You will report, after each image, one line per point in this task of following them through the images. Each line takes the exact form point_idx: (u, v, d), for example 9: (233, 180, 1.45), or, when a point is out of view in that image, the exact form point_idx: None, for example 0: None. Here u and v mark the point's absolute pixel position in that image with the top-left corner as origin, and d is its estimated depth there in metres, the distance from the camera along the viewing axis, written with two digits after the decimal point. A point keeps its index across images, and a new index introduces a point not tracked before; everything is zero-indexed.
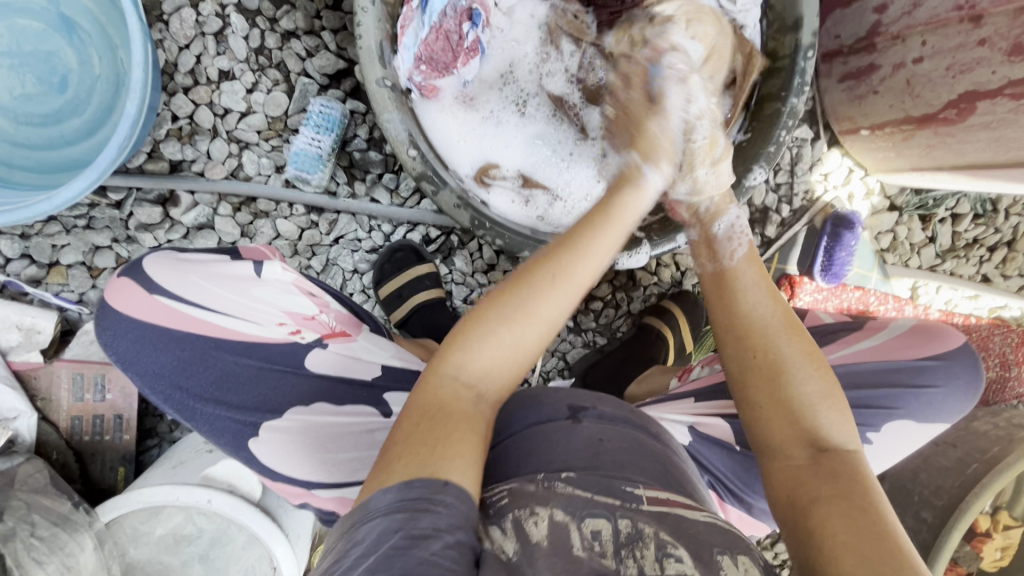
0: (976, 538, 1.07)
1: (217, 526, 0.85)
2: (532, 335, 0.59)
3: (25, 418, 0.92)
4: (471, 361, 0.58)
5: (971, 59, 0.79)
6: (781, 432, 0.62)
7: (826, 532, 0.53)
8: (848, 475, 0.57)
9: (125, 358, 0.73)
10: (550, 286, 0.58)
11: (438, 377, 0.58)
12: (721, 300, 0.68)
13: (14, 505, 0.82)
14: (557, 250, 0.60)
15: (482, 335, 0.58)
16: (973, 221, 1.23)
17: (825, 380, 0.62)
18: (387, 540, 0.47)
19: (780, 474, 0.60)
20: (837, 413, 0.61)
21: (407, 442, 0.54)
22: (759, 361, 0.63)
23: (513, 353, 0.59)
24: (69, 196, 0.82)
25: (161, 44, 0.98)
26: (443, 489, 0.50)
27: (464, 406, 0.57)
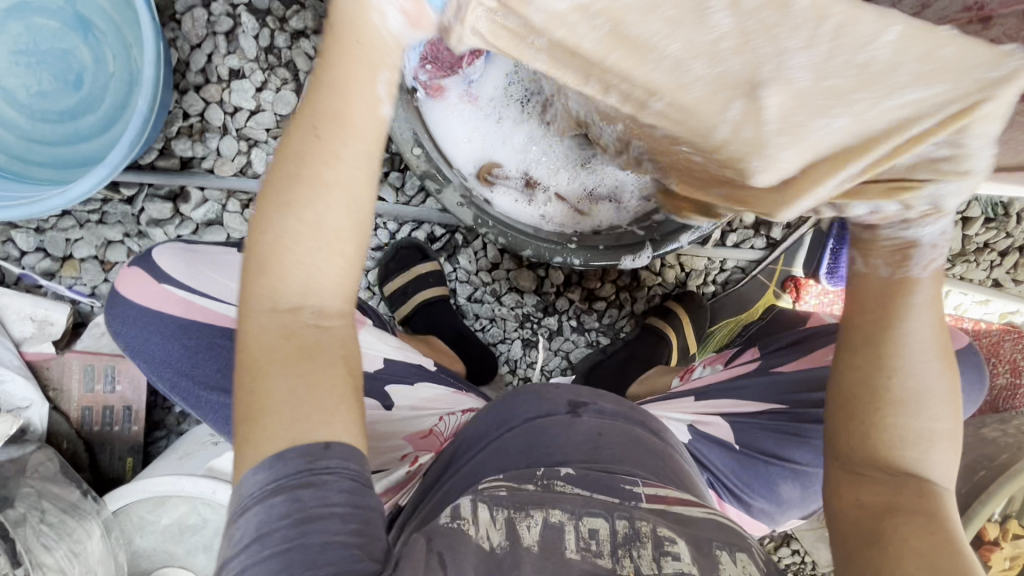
0: (984, 547, 1.05)
1: (221, 516, 0.86)
2: (331, 215, 0.48)
3: (37, 407, 0.94)
4: (280, 283, 0.49)
5: None
6: (892, 451, 0.60)
7: (897, 551, 0.55)
8: (934, 505, 0.58)
9: (133, 346, 0.75)
10: (318, 147, 0.47)
11: (254, 320, 0.50)
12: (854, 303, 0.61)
13: (25, 491, 0.83)
14: (302, 110, 0.48)
15: (271, 247, 0.49)
16: (984, 225, 1.21)
17: (949, 423, 0.60)
18: (288, 522, 0.45)
19: (864, 487, 0.60)
20: (945, 450, 0.60)
21: (259, 403, 0.47)
22: (887, 390, 0.59)
23: (320, 241, 0.48)
24: (82, 190, 0.84)
25: (173, 43, 1.00)
26: (325, 454, 0.46)
27: (300, 336, 0.49)
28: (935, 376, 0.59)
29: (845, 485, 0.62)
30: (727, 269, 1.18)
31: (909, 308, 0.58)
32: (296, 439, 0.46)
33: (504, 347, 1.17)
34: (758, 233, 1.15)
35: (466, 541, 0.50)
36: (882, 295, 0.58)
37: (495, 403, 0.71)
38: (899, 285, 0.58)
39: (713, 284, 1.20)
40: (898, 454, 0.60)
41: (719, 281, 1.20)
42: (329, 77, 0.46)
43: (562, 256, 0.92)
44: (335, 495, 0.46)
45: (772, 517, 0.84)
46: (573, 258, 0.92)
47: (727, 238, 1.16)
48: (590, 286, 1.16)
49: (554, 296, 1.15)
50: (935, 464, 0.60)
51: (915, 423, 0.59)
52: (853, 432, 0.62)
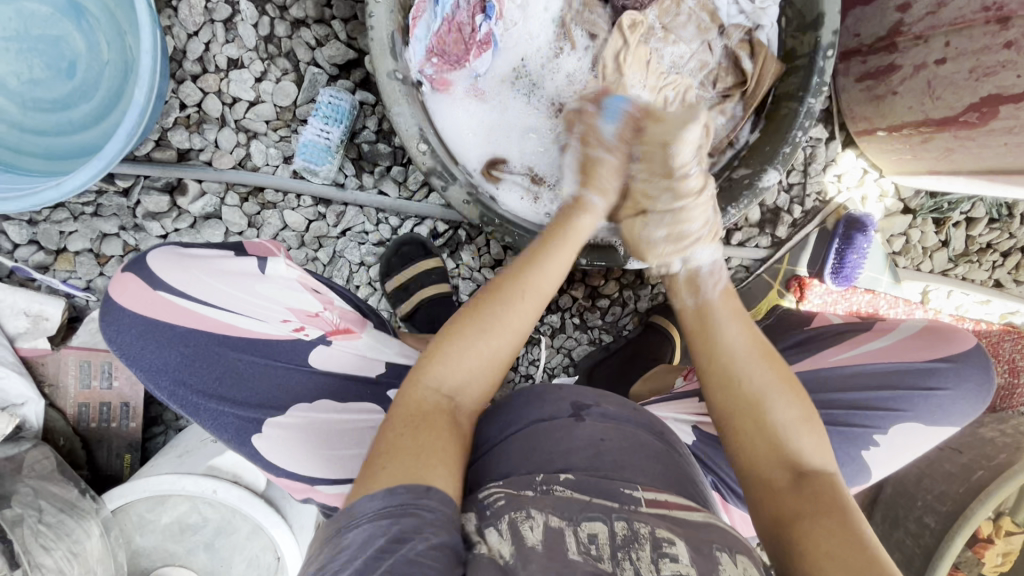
0: (978, 544, 1.06)
1: (222, 516, 0.85)
2: (505, 349, 0.63)
3: (33, 405, 0.92)
4: (450, 374, 0.61)
5: (995, 62, 0.78)
6: (774, 452, 0.62)
7: (815, 548, 0.53)
8: (832, 497, 0.58)
9: (126, 352, 0.71)
10: (520, 302, 0.64)
11: (417, 387, 0.60)
12: (698, 339, 0.69)
13: (20, 491, 0.83)
14: (514, 273, 0.66)
15: (456, 347, 0.61)
16: (988, 226, 1.20)
17: (800, 408, 0.64)
18: (386, 540, 0.48)
19: (772, 499, 0.59)
20: (815, 436, 0.63)
21: (394, 449, 0.54)
22: (739, 396, 0.64)
23: (487, 365, 0.63)
24: (76, 183, 0.81)
25: (169, 31, 0.97)
26: (426, 494, 0.51)
27: (444, 412, 0.60)
28: (764, 371, 0.65)
29: (758, 505, 0.60)
30: (731, 266, 1.18)
31: (714, 320, 0.69)
32: (409, 478, 0.51)
33: None
34: (762, 232, 1.15)
35: (480, 560, 0.49)
36: (701, 327, 0.69)
37: (497, 407, 0.70)
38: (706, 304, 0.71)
39: None
40: (784, 456, 0.62)
41: None
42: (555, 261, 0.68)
43: None
44: (429, 526, 0.49)
45: None
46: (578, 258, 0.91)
47: (733, 237, 1.15)
48: (593, 284, 1.15)
49: (557, 293, 1.15)
50: (813, 455, 0.62)
51: (767, 420, 0.63)
52: (742, 440, 0.63)
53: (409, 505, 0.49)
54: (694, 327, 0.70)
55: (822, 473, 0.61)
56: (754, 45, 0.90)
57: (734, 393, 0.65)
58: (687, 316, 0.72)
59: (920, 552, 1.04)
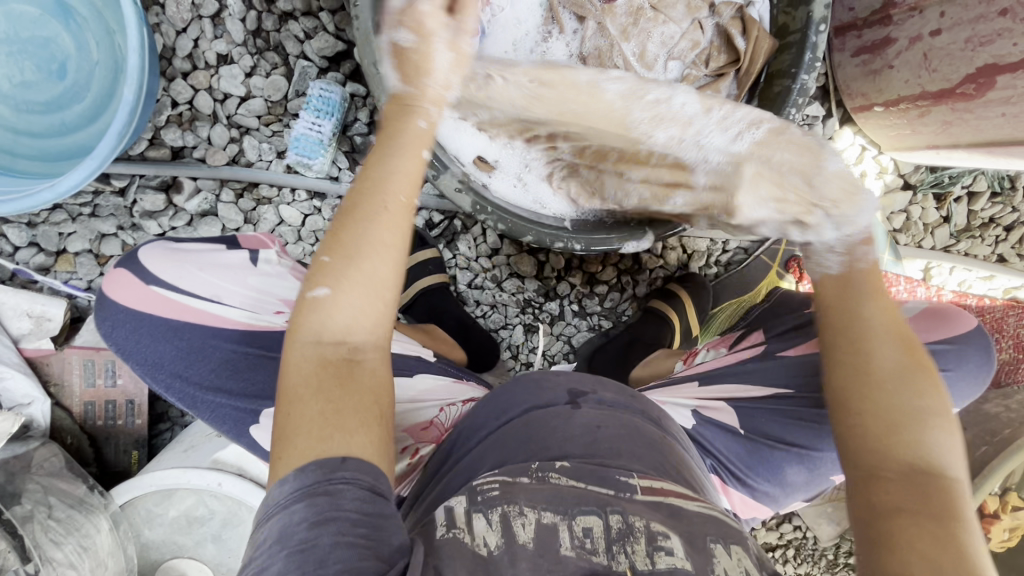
0: (983, 520, 1.06)
1: (228, 508, 0.86)
2: (378, 262, 0.57)
3: (39, 404, 0.93)
4: (327, 322, 0.55)
5: (992, 31, 0.78)
6: (886, 443, 0.58)
7: (916, 553, 0.50)
8: (948, 504, 0.54)
9: (124, 349, 0.73)
10: (355, 222, 0.57)
11: (298, 349, 0.55)
12: (835, 318, 0.66)
13: (30, 488, 0.84)
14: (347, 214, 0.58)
15: (329, 291, 0.56)
16: (990, 200, 1.18)
17: (941, 409, 0.59)
18: (306, 526, 0.47)
19: (877, 486, 0.57)
20: (947, 440, 0.58)
21: (287, 427, 0.52)
22: (879, 364, 0.61)
23: (370, 290, 0.57)
24: (69, 184, 0.81)
25: (158, 28, 0.96)
26: (342, 465, 0.50)
27: (333, 364, 0.54)
28: (898, 359, 0.61)
29: (856, 489, 0.58)
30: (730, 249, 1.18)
31: (856, 293, 0.67)
32: (317, 454, 0.50)
33: (505, 333, 1.16)
34: None
35: (460, 547, 0.50)
36: (842, 297, 0.67)
37: (493, 395, 0.70)
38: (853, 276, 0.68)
39: (715, 266, 1.20)
40: (901, 447, 0.58)
41: (722, 261, 1.19)
42: (388, 167, 0.60)
43: (563, 241, 0.90)
44: (348, 497, 0.48)
45: (776, 501, 0.83)
46: (573, 242, 0.90)
47: None
48: (591, 269, 1.15)
49: (555, 280, 1.14)
50: (936, 453, 0.57)
51: (907, 412, 0.59)
52: (854, 429, 0.60)
53: (321, 481, 0.49)
54: (833, 298, 0.68)
55: (947, 481, 0.56)
56: (746, 22, 0.89)
57: (867, 365, 0.62)
58: (825, 287, 0.69)
59: None
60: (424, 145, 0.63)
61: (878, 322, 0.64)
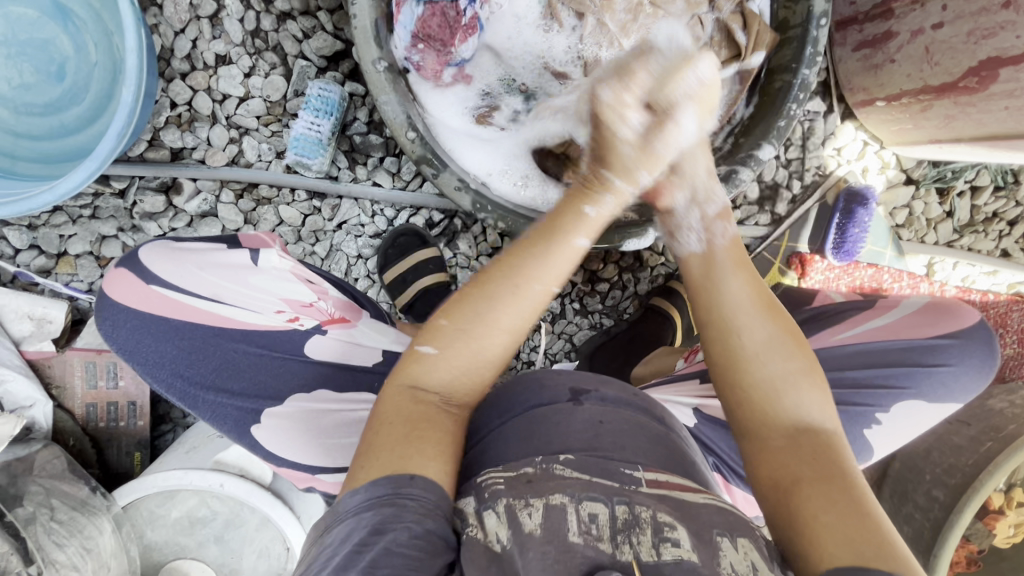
0: (989, 516, 1.05)
1: (230, 509, 0.86)
2: (491, 344, 0.61)
3: (41, 406, 0.94)
4: (434, 370, 0.60)
5: (993, 24, 0.77)
6: (770, 418, 0.62)
7: (813, 515, 0.53)
8: (818, 453, 0.58)
9: (125, 349, 0.73)
10: (499, 295, 0.60)
11: (395, 388, 0.60)
12: (699, 296, 0.69)
13: (32, 490, 0.84)
14: (475, 284, 0.62)
15: (435, 350, 0.61)
16: (993, 194, 1.18)
17: (803, 365, 0.63)
18: (367, 531, 0.49)
19: (772, 461, 0.60)
20: (817, 394, 0.62)
21: (376, 443, 0.55)
22: (739, 347, 0.64)
23: (474, 363, 0.61)
24: (69, 186, 0.81)
25: (156, 29, 0.96)
26: (410, 483, 0.52)
27: (428, 408, 0.59)
28: (766, 329, 0.64)
29: (754, 462, 0.61)
30: None
31: (718, 278, 0.68)
32: (395, 470, 0.53)
33: None
34: (763, 209, 1.14)
35: (472, 545, 0.50)
36: (704, 280, 0.69)
37: (495, 394, 0.70)
38: (710, 258, 0.70)
39: None
40: (785, 417, 0.61)
41: None
42: (555, 259, 0.63)
43: None
44: (409, 513, 0.50)
45: None
46: None
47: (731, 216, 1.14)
48: (592, 268, 1.14)
49: None
50: (814, 411, 0.61)
51: (771, 381, 0.62)
52: (741, 407, 0.63)
53: (392, 495, 0.51)
54: (697, 279, 0.70)
55: (822, 430, 0.60)
56: (748, 17, 0.88)
57: (732, 344, 0.65)
58: (692, 265, 0.71)
59: (930, 526, 1.03)
60: (587, 232, 0.65)
61: (742, 295, 0.67)
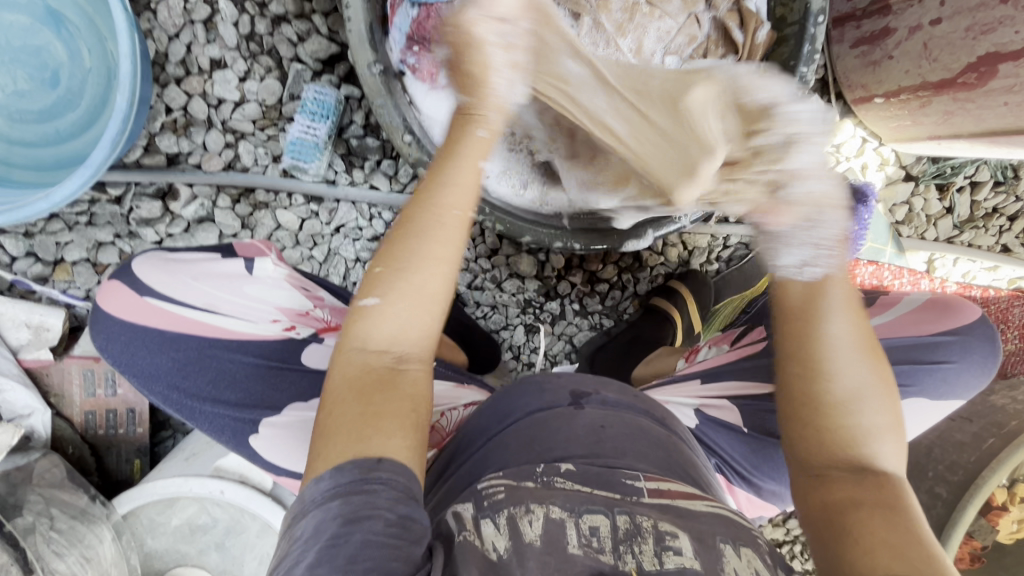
0: (992, 512, 1.05)
1: (231, 516, 0.86)
2: (432, 283, 0.59)
3: (39, 414, 0.94)
4: (379, 326, 0.58)
5: (993, 19, 0.77)
6: (832, 449, 0.61)
7: (869, 539, 0.53)
8: (884, 490, 0.58)
9: (121, 362, 0.73)
10: (426, 236, 0.59)
11: (345, 357, 0.57)
12: (794, 323, 0.64)
13: (32, 499, 0.84)
14: (399, 228, 0.60)
15: (379, 302, 0.58)
16: (993, 190, 1.17)
17: (883, 404, 0.61)
18: (340, 522, 0.47)
19: (834, 487, 0.59)
20: (886, 434, 0.61)
21: (334, 427, 0.53)
22: (821, 383, 0.61)
23: (420, 306, 0.59)
24: (64, 194, 0.81)
25: (150, 34, 0.96)
26: (377, 467, 0.50)
27: (380, 368, 0.57)
28: (864, 370, 0.61)
29: (809, 491, 0.61)
30: (731, 245, 1.16)
31: (825, 305, 0.62)
32: (357, 453, 0.51)
33: (506, 334, 1.16)
34: None
35: (471, 549, 0.48)
36: (808, 308, 0.63)
37: (495, 399, 0.70)
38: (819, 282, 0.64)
39: (716, 262, 1.19)
40: (848, 447, 0.60)
41: (723, 257, 1.18)
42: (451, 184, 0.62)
43: (561, 241, 0.94)
44: (381, 497, 0.48)
45: (783, 498, 0.83)
46: (573, 242, 0.94)
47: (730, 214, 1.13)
48: (591, 268, 1.14)
49: (555, 280, 1.14)
50: (881, 453, 0.61)
51: (842, 416, 0.61)
52: (805, 438, 0.62)
53: (363, 479, 0.49)
54: (799, 309, 0.64)
55: (882, 466, 0.60)
56: (743, 14, 0.87)
57: (819, 377, 0.62)
58: (792, 290, 0.64)
59: (933, 523, 1.03)
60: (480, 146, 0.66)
61: (846, 333, 0.62)
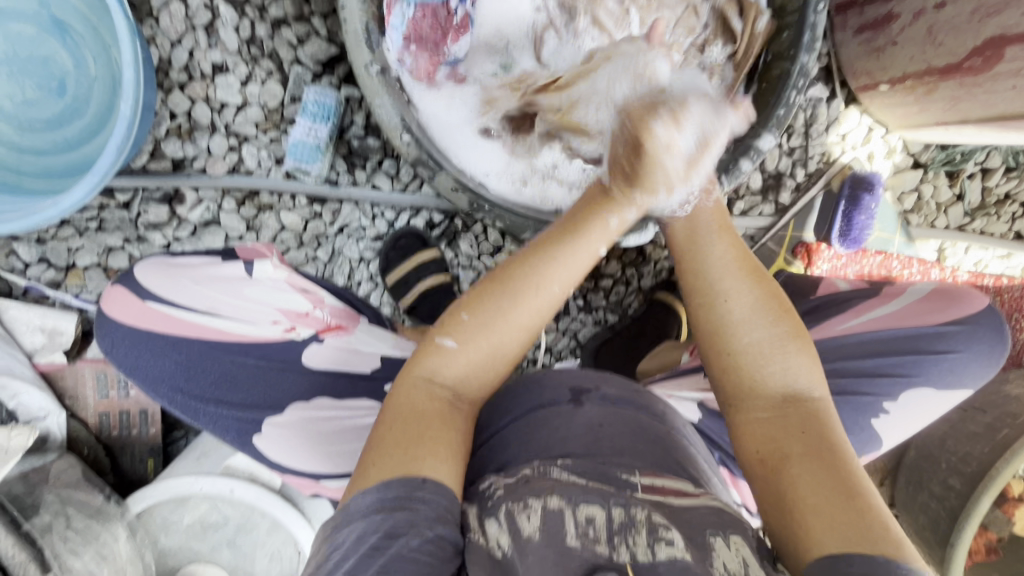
0: (1008, 503, 1.03)
1: (241, 513, 0.88)
2: (510, 346, 0.60)
3: (55, 417, 0.96)
4: (450, 363, 0.59)
5: (999, 2, 0.75)
6: (754, 391, 0.61)
7: (801, 497, 0.54)
8: (807, 427, 0.58)
9: (125, 365, 0.75)
10: (527, 297, 0.59)
11: (410, 381, 0.59)
12: (704, 278, 0.65)
13: (49, 499, 0.86)
14: (493, 278, 0.60)
15: (456, 344, 0.59)
16: (1005, 175, 1.15)
17: (780, 331, 0.62)
18: (379, 535, 0.50)
19: (759, 435, 0.59)
20: (801, 358, 0.61)
21: (386, 439, 0.55)
22: (718, 321, 0.63)
23: (488, 359, 0.60)
24: (73, 201, 0.82)
25: (153, 41, 0.97)
26: (422, 486, 0.52)
27: (442, 404, 0.58)
28: (746, 295, 0.63)
29: (740, 436, 0.61)
30: None
31: (704, 238, 0.67)
32: (404, 471, 0.52)
33: None
34: (767, 198, 1.12)
35: (476, 550, 0.51)
36: (689, 241, 0.68)
37: (496, 396, 0.70)
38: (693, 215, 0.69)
39: None
40: (773, 387, 0.61)
41: None
42: (562, 263, 0.60)
43: None
44: (423, 517, 0.51)
45: None
46: None
47: (734, 207, 1.13)
48: (595, 264, 1.14)
49: None
50: (798, 380, 0.61)
51: (750, 357, 0.61)
52: (726, 380, 0.63)
53: (405, 497, 0.51)
54: (682, 242, 0.68)
55: (809, 399, 0.60)
56: (743, 3, 0.86)
57: (714, 315, 0.63)
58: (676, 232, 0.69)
59: (946, 515, 1.01)
60: (605, 240, 0.63)
61: (724, 259, 0.65)
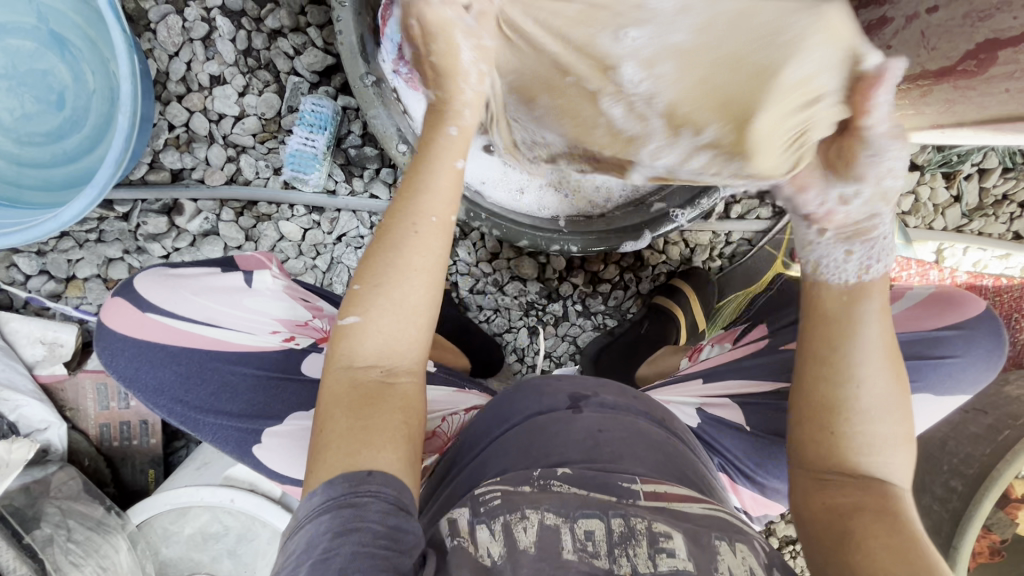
0: (1011, 505, 1.02)
1: (242, 523, 0.88)
2: (419, 295, 0.57)
3: (55, 429, 0.97)
4: (361, 341, 0.57)
5: (992, 6, 0.75)
6: (845, 459, 0.60)
7: (865, 550, 0.53)
8: (887, 501, 0.57)
9: (126, 377, 0.75)
10: (415, 239, 0.57)
11: (333, 373, 0.57)
12: (822, 328, 0.61)
13: (49, 511, 0.86)
14: (382, 238, 0.58)
15: (361, 319, 0.57)
16: (1002, 176, 1.15)
17: (904, 426, 0.59)
18: (330, 536, 0.49)
19: (834, 493, 0.59)
20: (903, 448, 0.59)
21: (329, 438, 0.54)
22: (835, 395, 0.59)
23: (403, 317, 0.57)
24: (71, 214, 0.83)
25: (151, 54, 0.98)
26: (368, 479, 0.51)
27: (371, 385, 0.56)
28: (882, 383, 0.59)
29: (813, 495, 0.60)
30: (733, 241, 1.16)
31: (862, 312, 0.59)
32: (348, 467, 0.52)
33: (510, 336, 1.17)
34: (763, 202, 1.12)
35: (463, 557, 0.50)
36: (842, 317, 0.60)
37: (495, 403, 0.70)
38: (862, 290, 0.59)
39: (719, 258, 1.18)
40: (860, 457, 0.59)
41: (726, 254, 1.17)
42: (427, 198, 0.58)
43: (559, 244, 0.93)
44: (373, 512, 0.49)
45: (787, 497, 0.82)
46: (571, 245, 0.93)
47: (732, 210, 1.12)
48: (593, 269, 1.14)
49: (557, 282, 1.13)
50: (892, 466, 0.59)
51: (858, 432, 0.59)
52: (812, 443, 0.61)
53: (351, 495, 0.50)
54: (830, 315, 0.61)
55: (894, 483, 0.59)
56: None
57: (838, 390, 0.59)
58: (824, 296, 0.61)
59: (948, 517, 1.01)
60: (459, 154, 0.60)
61: (875, 343, 0.59)
